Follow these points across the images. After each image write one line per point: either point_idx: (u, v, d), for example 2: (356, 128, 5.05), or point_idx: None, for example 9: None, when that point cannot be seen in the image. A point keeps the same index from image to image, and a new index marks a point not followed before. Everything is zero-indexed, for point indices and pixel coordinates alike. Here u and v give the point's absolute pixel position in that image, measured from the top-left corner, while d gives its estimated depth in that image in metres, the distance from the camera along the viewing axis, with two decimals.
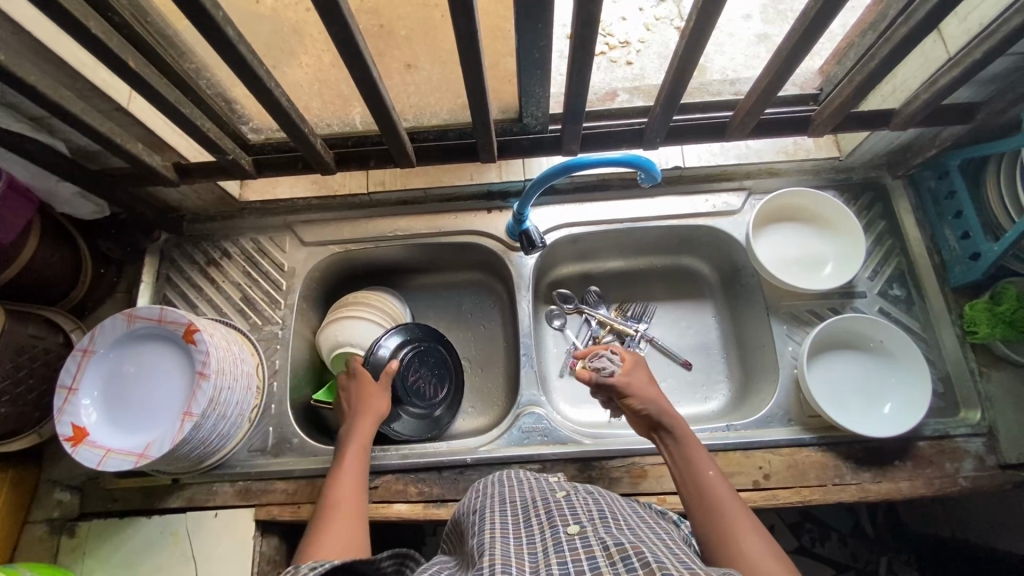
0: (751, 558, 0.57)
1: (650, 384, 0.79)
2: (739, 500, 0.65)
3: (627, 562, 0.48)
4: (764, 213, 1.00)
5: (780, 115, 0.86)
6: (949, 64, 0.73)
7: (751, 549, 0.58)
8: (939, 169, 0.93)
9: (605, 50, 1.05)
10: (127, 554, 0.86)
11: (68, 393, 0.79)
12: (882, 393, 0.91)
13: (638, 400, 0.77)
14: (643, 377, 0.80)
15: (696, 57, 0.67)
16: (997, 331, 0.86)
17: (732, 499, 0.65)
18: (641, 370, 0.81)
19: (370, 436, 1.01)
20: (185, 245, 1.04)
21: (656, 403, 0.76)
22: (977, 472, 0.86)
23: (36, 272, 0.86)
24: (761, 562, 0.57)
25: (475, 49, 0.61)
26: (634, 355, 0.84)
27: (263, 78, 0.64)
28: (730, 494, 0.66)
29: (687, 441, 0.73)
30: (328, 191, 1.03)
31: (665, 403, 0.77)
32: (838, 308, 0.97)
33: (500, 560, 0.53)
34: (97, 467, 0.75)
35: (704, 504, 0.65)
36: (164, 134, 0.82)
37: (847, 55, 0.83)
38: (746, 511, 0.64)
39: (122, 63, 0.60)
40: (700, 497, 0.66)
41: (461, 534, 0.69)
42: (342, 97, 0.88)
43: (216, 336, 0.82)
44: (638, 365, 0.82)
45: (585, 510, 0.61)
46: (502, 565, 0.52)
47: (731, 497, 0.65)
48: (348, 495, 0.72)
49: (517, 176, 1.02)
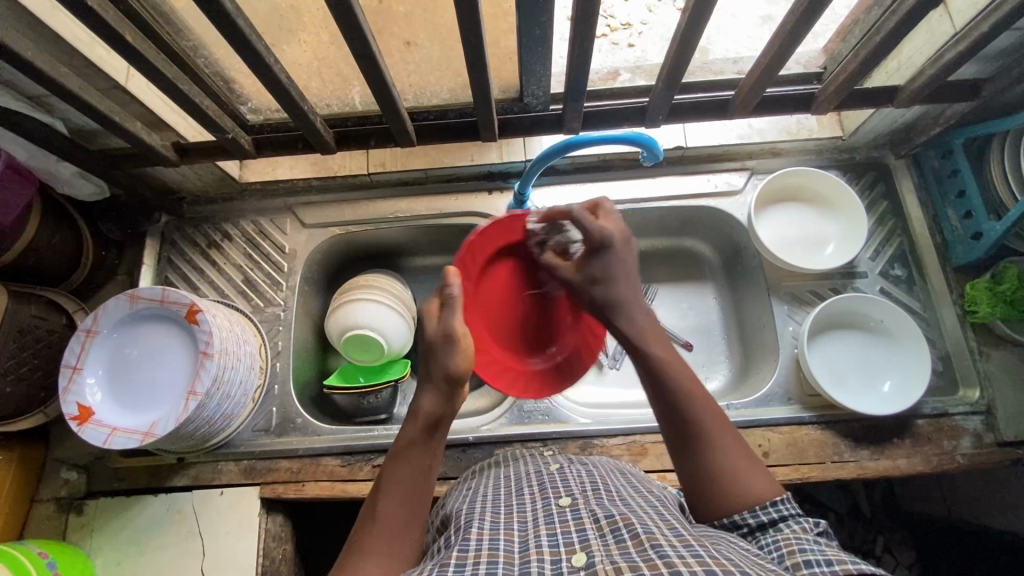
0: (747, 487, 0.57)
1: (620, 263, 0.72)
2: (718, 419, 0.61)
3: (617, 533, 0.50)
4: (766, 193, 1.00)
5: (783, 93, 0.85)
6: (955, 39, 0.73)
7: (729, 455, 0.59)
8: (943, 148, 0.93)
9: (605, 32, 0.97)
10: (135, 531, 0.88)
11: (73, 372, 0.80)
12: (883, 370, 0.92)
13: (574, 283, 0.75)
14: (608, 259, 0.72)
15: (698, 33, 0.67)
16: (997, 310, 0.87)
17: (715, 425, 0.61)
18: (605, 249, 0.72)
19: (387, 416, 1.01)
20: (185, 227, 1.03)
21: (614, 279, 0.71)
22: (974, 449, 0.87)
23: (38, 253, 0.87)
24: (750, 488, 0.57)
25: (475, 20, 0.61)
26: (614, 227, 0.72)
27: (261, 53, 0.63)
28: (692, 377, 0.64)
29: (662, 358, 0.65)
30: (328, 171, 1.02)
31: (634, 270, 0.72)
32: (839, 288, 0.97)
33: (488, 531, 0.53)
34: (103, 445, 0.76)
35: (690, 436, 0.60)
36: (162, 113, 0.81)
37: (851, 33, 0.82)
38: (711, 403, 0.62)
39: (119, 36, 0.60)
40: (683, 428, 0.61)
41: (447, 501, 0.70)
42: (342, 76, 0.85)
43: (219, 316, 0.82)
44: (606, 245, 0.72)
45: (577, 482, 0.62)
46: (490, 537, 0.53)
47: (693, 383, 0.63)
48: (407, 472, 0.61)
49: (518, 156, 1.02)
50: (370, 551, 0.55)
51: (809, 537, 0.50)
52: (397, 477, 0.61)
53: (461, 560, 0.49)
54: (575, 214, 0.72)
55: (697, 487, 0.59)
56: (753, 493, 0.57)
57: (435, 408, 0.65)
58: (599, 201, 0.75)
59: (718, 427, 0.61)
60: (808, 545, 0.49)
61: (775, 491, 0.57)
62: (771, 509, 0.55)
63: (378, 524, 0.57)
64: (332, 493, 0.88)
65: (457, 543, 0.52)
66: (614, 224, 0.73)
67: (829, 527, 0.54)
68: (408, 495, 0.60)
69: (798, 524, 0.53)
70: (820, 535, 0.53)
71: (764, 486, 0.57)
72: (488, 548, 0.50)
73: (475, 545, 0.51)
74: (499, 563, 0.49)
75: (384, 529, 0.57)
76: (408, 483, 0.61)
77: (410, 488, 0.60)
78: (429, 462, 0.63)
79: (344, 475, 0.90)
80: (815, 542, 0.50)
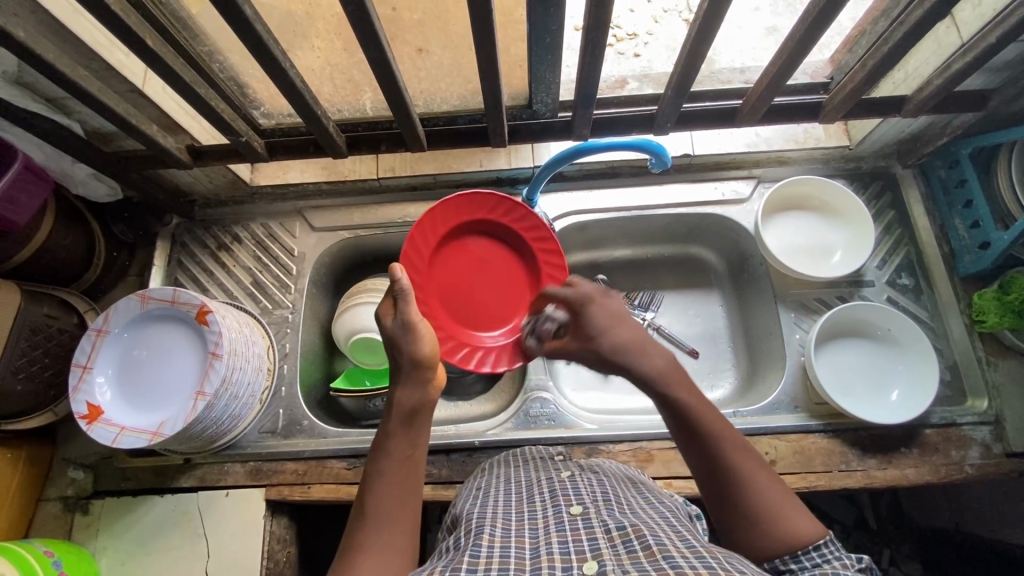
0: (789, 523, 0.56)
1: (608, 325, 0.74)
2: (753, 460, 0.60)
3: (628, 544, 0.50)
4: (773, 201, 1.00)
5: (791, 102, 0.86)
6: (962, 50, 0.73)
7: (765, 494, 0.58)
8: (949, 159, 0.93)
9: (611, 42, 0.99)
10: (141, 531, 0.88)
11: (83, 371, 0.81)
12: (891, 380, 0.92)
13: (573, 350, 0.77)
14: (591, 316, 0.75)
15: (706, 44, 0.68)
16: (1006, 320, 0.87)
17: (752, 465, 0.60)
18: (587, 309, 0.75)
19: None
20: (196, 229, 1.04)
21: (618, 337, 0.73)
22: (983, 460, 0.86)
23: (51, 253, 0.88)
24: (791, 522, 0.56)
25: (487, 26, 0.62)
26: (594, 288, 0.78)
27: (277, 57, 0.64)
28: (729, 426, 0.63)
29: (695, 408, 0.64)
30: (338, 176, 1.03)
31: (625, 321, 0.75)
32: (845, 296, 0.98)
33: (500, 539, 0.53)
34: (112, 444, 0.76)
35: (725, 480, 0.59)
36: (177, 116, 0.83)
37: (858, 43, 0.82)
38: (744, 443, 0.62)
39: (138, 39, 0.61)
40: (718, 475, 0.60)
41: (458, 500, 0.70)
42: (354, 82, 0.86)
43: (229, 318, 0.83)
44: (589, 303, 0.76)
45: (588, 491, 0.62)
46: (502, 544, 0.52)
47: (722, 421, 0.63)
48: (389, 466, 0.62)
49: (525, 162, 1.02)
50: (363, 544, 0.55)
51: (850, 573, 0.49)
52: (382, 470, 0.61)
53: (472, 566, 0.49)
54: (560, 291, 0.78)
55: (739, 533, 0.57)
56: (793, 530, 0.55)
57: (410, 398, 0.66)
58: (572, 277, 0.79)
59: (751, 471, 0.60)
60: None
61: (815, 531, 0.55)
62: (814, 553, 0.54)
63: (369, 521, 0.57)
64: (337, 496, 0.88)
65: (468, 547, 0.52)
66: (578, 288, 0.78)
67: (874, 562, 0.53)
68: (395, 487, 0.60)
69: (839, 560, 0.52)
70: (863, 574, 0.51)
71: (804, 520, 0.56)
72: (500, 556, 0.50)
73: (487, 552, 0.51)
74: (509, 570, 0.49)
75: (378, 523, 0.57)
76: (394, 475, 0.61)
77: (399, 481, 0.61)
78: (410, 452, 0.63)
79: (350, 478, 0.90)
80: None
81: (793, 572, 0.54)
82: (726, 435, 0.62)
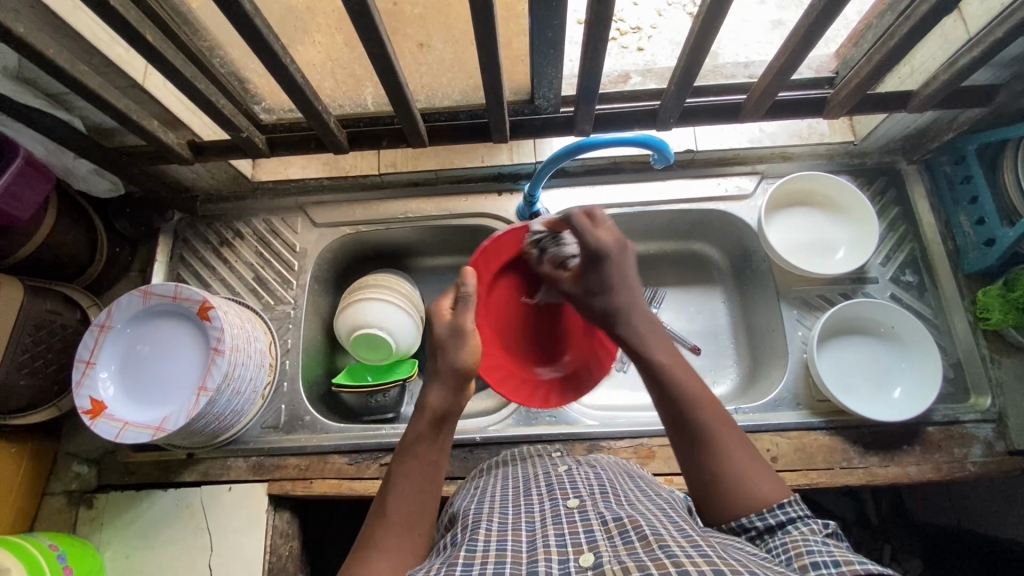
0: (755, 486, 0.56)
1: (618, 271, 0.74)
2: (724, 423, 0.60)
3: (625, 535, 0.50)
4: (777, 196, 1.00)
5: (794, 97, 0.85)
6: (969, 44, 0.72)
7: (734, 458, 0.58)
8: (955, 155, 0.92)
9: (615, 36, 0.98)
10: (144, 525, 0.88)
11: (86, 366, 0.81)
12: (893, 377, 0.91)
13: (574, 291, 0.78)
14: (608, 268, 0.74)
15: (710, 38, 0.68)
16: (1009, 317, 0.86)
17: (725, 430, 0.60)
18: (602, 260, 0.75)
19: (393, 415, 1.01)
20: (198, 225, 1.04)
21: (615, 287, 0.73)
22: (985, 457, 0.86)
23: (54, 249, 0.88)
24: (756, 486, 0.56)
25: (489, 20, 0.61)
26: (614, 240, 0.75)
27: (277, 53, 0.64)
28: (702, 386, 0.63)
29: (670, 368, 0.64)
30: (339, 171, 1.03)
31: (633, 281, 0.74)
32: (849, 293, 0.97)
33: (497, 533, 0.54)
34: (115, 439, 0.77)
35: (694, 443, 0.59)
36: (178, 111, 0.83)
37: (864, 37, 0.81)
38: (719, 408, 0.62)
39: (138, 35, 0.61)
40: (688, 438, 0.60)
41: (454, 499, 0.71)
42: (354, 76, 0.85)
43: (230, 313, 0.83)
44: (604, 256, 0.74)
45: (586, 484, 0.62)
46: (498, 539, 0.53)
47: (695, 382, 0.63)
48: (412, 470, 0.61)
49: (527, 157, 1.02)
50: (375, 547, 0.55)
51: (817, 538, 0.50)
52: (406, 473, 0.61)
53: (468, 560, 0.49)
54: (575, 221, 0.76)
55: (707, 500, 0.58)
56: (760, 495, 0.56)
57: (440, 405, 0.66)
58: (595, 209, 0.77)
59: (722, 434, 0.59)
60: (816, 546, 0.49)
61: (782, 493, 0.57)
62: (779, 511, 0.54)
63: (383, 524, 0.57)
64: (339, 491, 0.88)
65: (465, 542, 0.52)
66: (615, 238, 0.75)
67: (837, 527, 0.54)
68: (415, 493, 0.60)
69: (807, 525, 0.52)
70: (829, 537, 0.52)
71: (771, 486, 0.57)
72: (496, 550, 0.51)
73: (483, 546, 0.51)
74: (506, 563, 0.49)
75: (394, 528, 0.57)
76: (416, 480, 0.61)
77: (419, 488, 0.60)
78: (436, 458, 0.63)
79: (352, 472, 0.90)
80: (823, 544, 0.49)
81: (759, 532, 0.54)
82: (699, 396, 0.62)
